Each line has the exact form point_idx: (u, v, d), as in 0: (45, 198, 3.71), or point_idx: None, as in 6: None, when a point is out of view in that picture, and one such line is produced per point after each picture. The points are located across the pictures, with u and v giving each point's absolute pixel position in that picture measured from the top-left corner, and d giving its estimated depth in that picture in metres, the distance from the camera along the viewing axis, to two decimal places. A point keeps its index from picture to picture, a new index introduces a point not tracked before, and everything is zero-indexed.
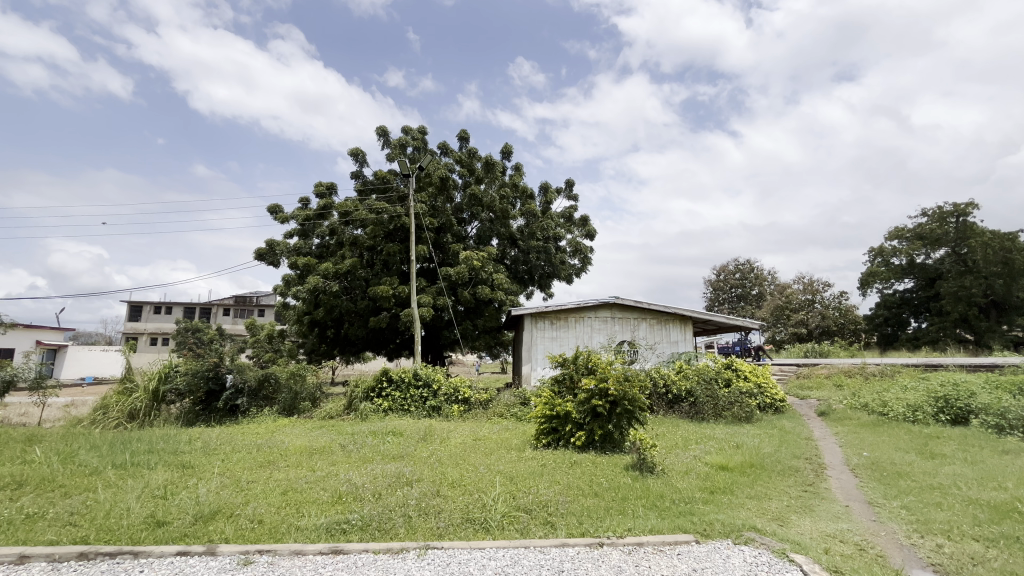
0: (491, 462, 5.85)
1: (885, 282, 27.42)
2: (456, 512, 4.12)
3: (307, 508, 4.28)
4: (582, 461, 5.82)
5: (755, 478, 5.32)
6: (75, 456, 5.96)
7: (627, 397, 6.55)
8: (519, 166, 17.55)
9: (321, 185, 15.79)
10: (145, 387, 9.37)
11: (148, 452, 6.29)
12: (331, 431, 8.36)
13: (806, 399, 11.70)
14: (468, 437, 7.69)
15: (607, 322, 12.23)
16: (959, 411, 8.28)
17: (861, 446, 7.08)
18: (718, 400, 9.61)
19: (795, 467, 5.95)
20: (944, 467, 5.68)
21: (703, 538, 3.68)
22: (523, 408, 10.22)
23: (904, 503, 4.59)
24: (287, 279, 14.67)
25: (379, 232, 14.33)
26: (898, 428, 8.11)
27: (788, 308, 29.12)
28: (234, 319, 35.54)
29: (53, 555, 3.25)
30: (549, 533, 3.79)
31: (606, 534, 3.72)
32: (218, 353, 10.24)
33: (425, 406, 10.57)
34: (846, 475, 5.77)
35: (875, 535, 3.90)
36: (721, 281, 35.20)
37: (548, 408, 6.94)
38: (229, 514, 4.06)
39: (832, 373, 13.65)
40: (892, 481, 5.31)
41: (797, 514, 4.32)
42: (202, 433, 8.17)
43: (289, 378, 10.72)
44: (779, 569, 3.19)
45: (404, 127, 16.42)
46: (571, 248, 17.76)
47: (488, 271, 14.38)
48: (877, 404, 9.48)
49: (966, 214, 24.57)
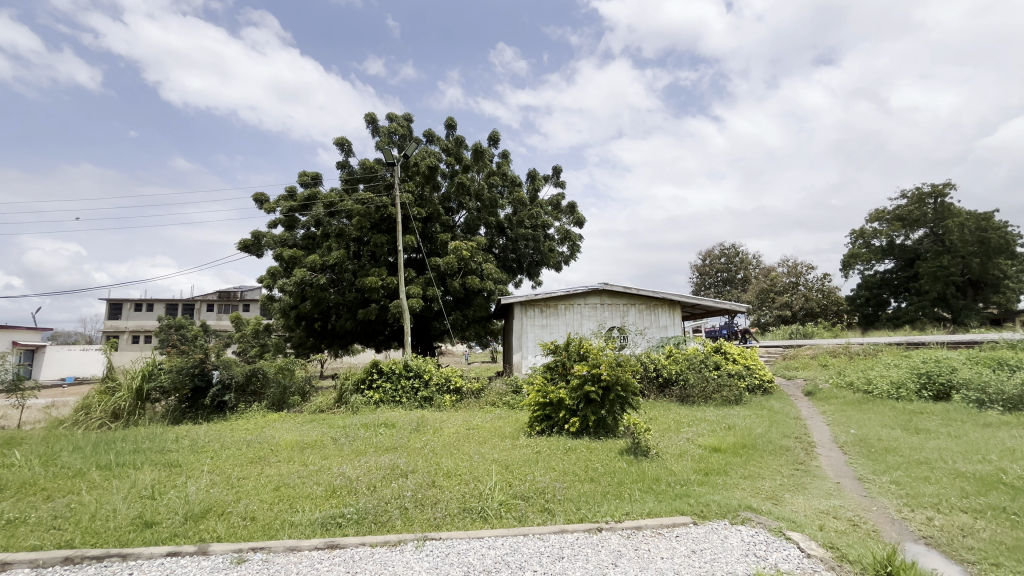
0: (485, 451, 5.83)
1: (866, 263, 28.00)
2: (453, 502, 4.09)
3: (300, 503, 4.22)
4: (576, 448, 5.79)
5: (748, 459, 5.38)
6: (57, 458, 5.79)
7: (620, 382, 6.58)
8: (506, 154, 17.32)
9: (306, 174, 15.45)
10: (129, 386, 9.20)
11: (133, 452, 6.15)
12: (323, 425, 8.30)
13: (793, 379, 11.90)
14: (461, 427, 7.65)
15: (596, 309, 12.25)
16: (941, 387, 8.47)
17: (849, 423, 7.24)
18: (708, 382, 9.72)
19: (786, 446, 6.03)
20: (929, 442, 5.82)
21: (700, 520, 3.69)
22: (515, 396, 10.24)
23: (894, 478, 4.67)
24: (272, 271, 14.32)
25: (366, 223, 14.04)
26: (883, 405, 8.29)
27: (772, 291, 29.60)
28: (219, 314, 35.04)
29: (36, 561, 3.15)
30: (547, 520, 3.79)
31: (604, 519, 3.72)
32: (203, 349, 9.92)
33: (416, 397, 10.50)
34: (835, 452, 5.87)
35: (866, 510, 3.96)
36: (707, 266, 35.63)
37: (541, 395, 6.93)
38: (220, 513, 3.98)
39: (818, 354, 13.88)
40: (880, 457, 5.40)
41: (791, 493, 4.38)
42: (189, 430, 8.01)
43: (278, 373, 10.55)
44: (777, 547, 3.20)
45: (389, 115, 16.09)
46: (560, 235, 17.69)
47: (477, 261, 14.25)
48: (862, 382, 9.68)
49: (942, 195, 25.02)
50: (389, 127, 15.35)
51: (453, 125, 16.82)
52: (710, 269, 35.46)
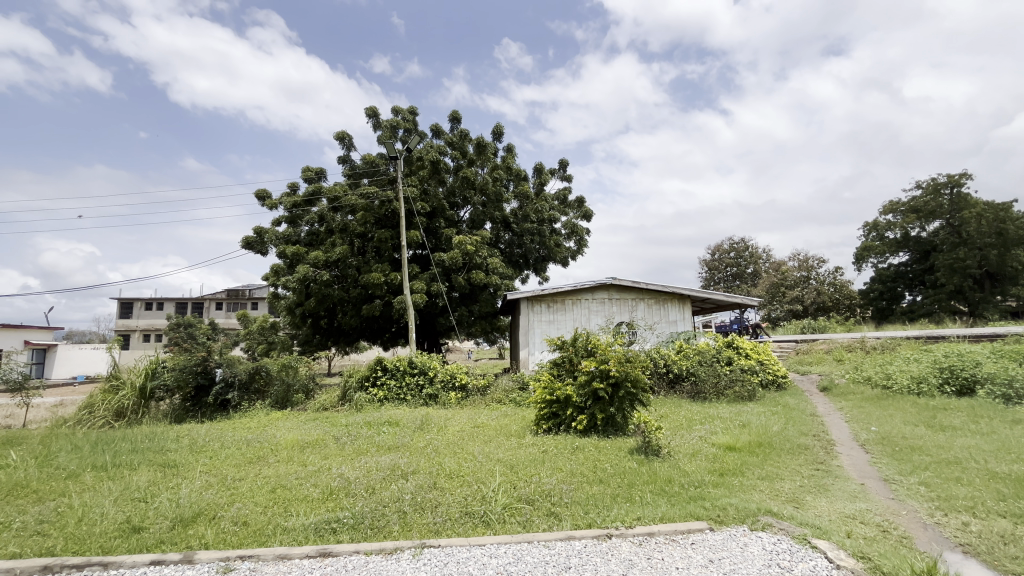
0: (489, 450, 5.62)
1: (880, 256, 27.42)
2: (454, 506, 3.89)
3: (296, 506, 4.04)
4: (585, 447, 5.58)
5: (764, 458, 5.12)
6: (54, 459, 5.68)
7: (630, 378, 6.34)
8: (512, 147, 17.05)
9: (310, 170, 15.30)
10: (133, 384, 9.12)
11: (131, 452, 6.02)
12: (325, 423, 8.15)
13: (807, 375, 11.61)
14: (466, 425, 7.48)
15: (604, 303, 12.00)
16: (964, 382, 8.11)
17: (868, 420, 6.94)
18: (720, 377, 9.46)
19: (805, 445, 5.75)
20: (957, 439, 5.52)
21: (717, 525, 3.45)
22: (522, 393, 10.05)
23: (923, 479, 4.39)
24: (276, 268, 14.20)
25: (369, 218, 13.86)
26: (903, 401, 7.98)
27: (783, 285, 29.22)
28: (228, 312, 35.30)
29: (12, 570, 2.98)
30: (553, 526, 3.56)
31: (614, 524, 3.49)
32: (206, 347, 9.80)
33: (421, 394, 10.35)
34: (857, 451, 5.60)
35: (896, 514, 3.70)
36: (716, 261, 35.19)
37: (548, 392, 6.71)
38: (211, 517, 3.80)
39: (832, 348, 13.53)
40: (905, 456, 5.13)
41: (812, 495, 4.13)
42: (191, 429, 7.91)
43: (281, 370, 10.43)
44: (803, 557, 2.95)
45: (392, 109, 15.87)
46: (567, 230, 17.40)
47: (482, 256, 14.01)
48: (880, 377, 9.36)
49: (959, 185, 24.37)
50: (392, 121, 15.13)
51: (458, 119, 16.58)
52: (719, 264, 35.04)
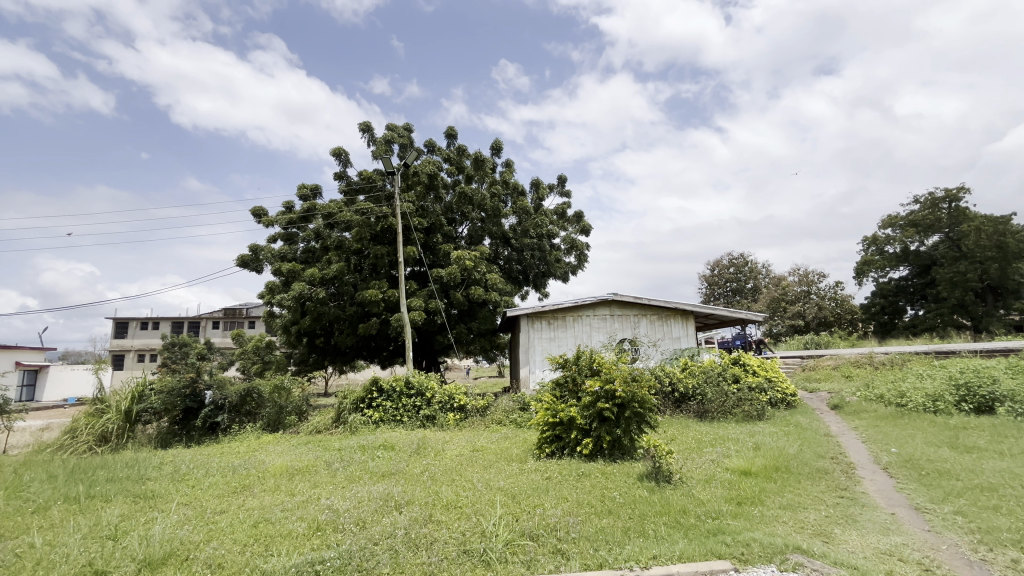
0: (489, 477, 5.28)
1: (880, 270, 27.26)
2: (451, 542, 3.55)
3: (278, 544, 3.69)
4: (591, 473, 5.24)
5: (783, 484, 4.79)
6: (24, 489, 5.32)
7: (636, 399, 6.01)
8: (509, 162, 16.94)
9: (305, 187, 15.13)
10: (117, 407, 8.66)
11: (109, 482, 5.66)
12: (317, 447, 7.80)
13: (816, 392, 11.25)
14: (465, 449, 7.11)
15: (606, 320, 11.71)
16: (982, 400, 7.78)
17: (888, 441, 6.60)
18: (728, 397, 9.13)
19: (824, 469, 5.42)
20: (985, 462, 5.20)
21: (741, 565, 3.12)
22: (523, 414, 9.68)
23: (959, 508, 4.06)
24: (270, 286, 13.87)
25: (366, 234, 13.59)
26: (920, 419, 7.65)
27: (784, 300, 29.00)
28: (224, 331, 34.91)
29: None
30: (560, 566, 3.22)
31: (628, 564, 3.15)
32: (195, 368, 9.53)
33: (419, 416, 9.98)
34: (880, 475, 5.25)
35: (934, 549, 3.38)
36: (716, 276, 35.01)
37: (550, 415, 6.40)
38: (184, 558, 3.47)
39: (839, 364, 13.20)
40: (934, 481, 4.79)
41: (840, 527, 3.79)
42: (176, 454, 7.56)
43: (273, 392, 10.06)
44: None
45: (388, 125, 15.81)
46: (566, 245, 17.19)
47: (481, 271, 13.77)
48: (894, 394, 9.02)
49: (957, 199, 24.32)
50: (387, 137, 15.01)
51: (453, 135, 16.51)
52: (719, 279, 34.85)
